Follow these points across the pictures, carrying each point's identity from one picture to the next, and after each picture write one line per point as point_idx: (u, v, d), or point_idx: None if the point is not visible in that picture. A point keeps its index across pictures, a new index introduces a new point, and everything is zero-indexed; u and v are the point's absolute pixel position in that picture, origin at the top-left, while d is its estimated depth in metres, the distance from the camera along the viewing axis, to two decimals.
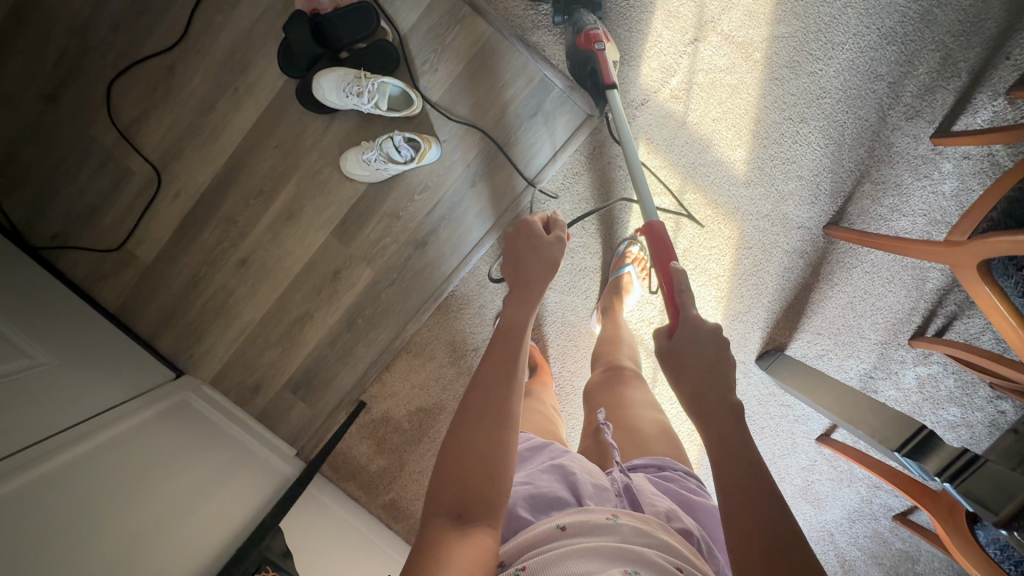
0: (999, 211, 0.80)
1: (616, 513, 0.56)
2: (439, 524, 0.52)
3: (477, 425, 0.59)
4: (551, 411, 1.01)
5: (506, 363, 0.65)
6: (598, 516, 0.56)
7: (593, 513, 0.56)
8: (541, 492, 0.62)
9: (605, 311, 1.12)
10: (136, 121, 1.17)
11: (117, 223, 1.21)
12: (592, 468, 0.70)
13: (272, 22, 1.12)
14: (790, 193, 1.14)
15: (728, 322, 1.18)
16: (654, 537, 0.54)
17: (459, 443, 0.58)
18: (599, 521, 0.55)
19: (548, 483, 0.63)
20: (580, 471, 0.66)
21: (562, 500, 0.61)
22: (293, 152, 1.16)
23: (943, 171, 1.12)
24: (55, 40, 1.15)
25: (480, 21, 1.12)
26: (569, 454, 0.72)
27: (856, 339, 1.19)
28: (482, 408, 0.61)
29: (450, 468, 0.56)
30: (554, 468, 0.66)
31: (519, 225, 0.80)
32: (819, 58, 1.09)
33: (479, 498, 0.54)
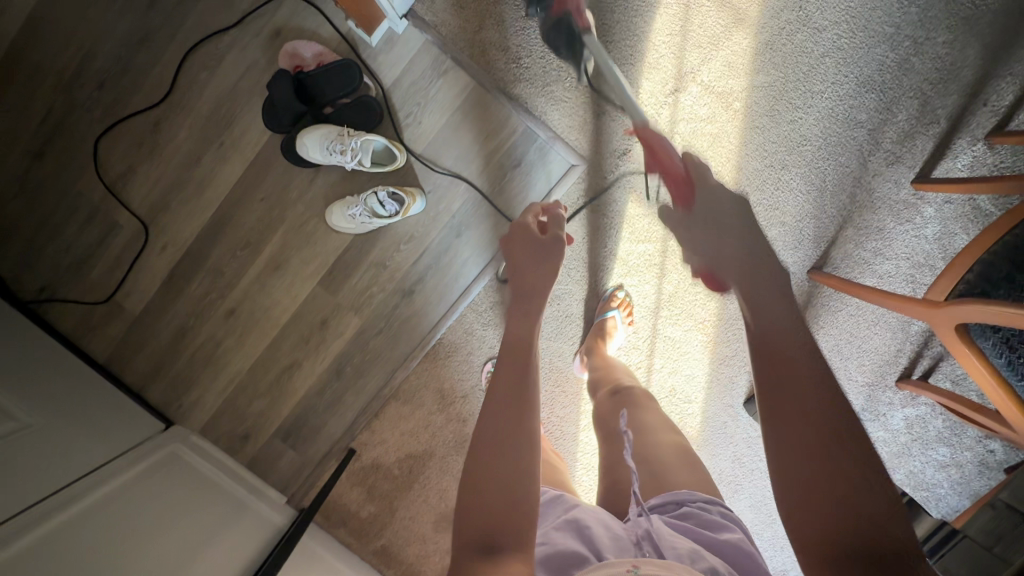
0: (975, 273, 0.81)
1: (638, 564, 0.50)
2: (470, 556, 0.52)
3: (499, 445, 0.60)
4: (552, 455, 1.03)
5: (515, 384, 0.66)
6: (617, 570, 0.49)
7: (612, 567, 0.50)
8: (557, 551, 0.59)
9: (589, 352, 1.12)
10: (122, 176, 1.17)
11: (105, 276, 1.21)
12: (609, 519, 0.67)
13: (256, 79, 1.13)
14: (774, 238, 1.14)
15: (715, 366, 1.20)
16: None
17: (480, 467, 0.59)
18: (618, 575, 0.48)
19: (562, 542, 0.61)
20: (596, 524, 0.63)
21: (576, 557, 0.58)
22: (279, 205, 1.17)
23: (925, 215, 1.12)
24: (42, 98, 1.16)
25: (462, 74, 1.12)
26: (583, 506, 0.69)
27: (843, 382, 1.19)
28: (500, 430, 0.61)
29: (472, 497, 0.57)
30: (567, 524, 0.65)
31: (513, 229, 0.87)
32: (798, 106, 1.10)
33: (506, 524, 0.54)
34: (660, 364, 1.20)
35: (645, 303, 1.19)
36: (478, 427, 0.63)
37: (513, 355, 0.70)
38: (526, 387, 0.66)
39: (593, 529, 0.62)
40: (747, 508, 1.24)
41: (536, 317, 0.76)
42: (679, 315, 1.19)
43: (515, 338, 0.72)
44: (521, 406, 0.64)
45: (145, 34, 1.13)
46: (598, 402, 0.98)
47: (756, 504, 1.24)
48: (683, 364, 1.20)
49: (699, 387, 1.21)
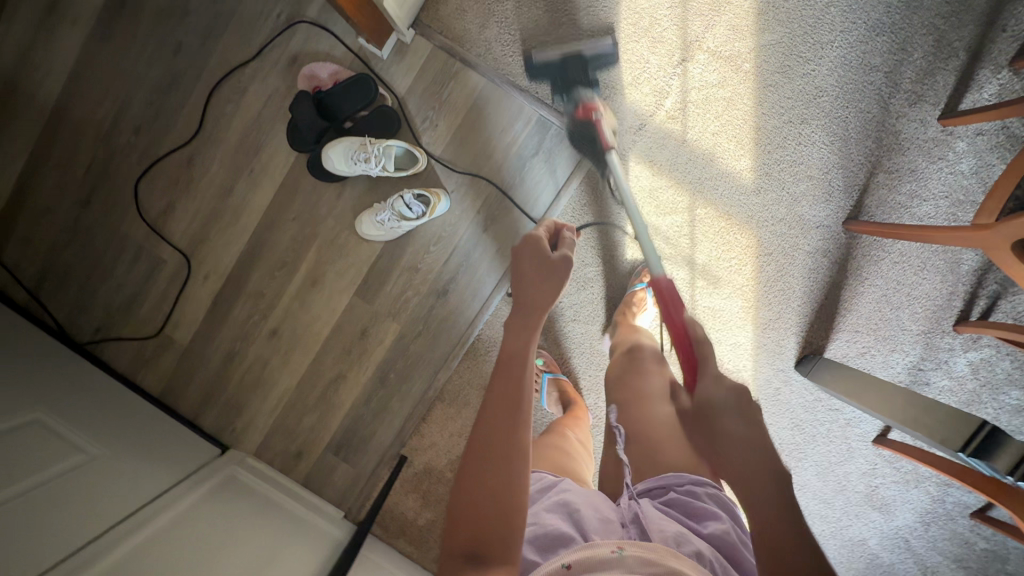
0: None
1: (622, 545, 0.54)
2: (456, 566, 0.53)
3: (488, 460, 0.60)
4: (575, 443, 0.98)
5: (508, 400, 0.65)
6: (601, 551, 0.53)
7: (597, 548, 0.54)
8: (546, 531, 0.62)
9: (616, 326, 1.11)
10: (163, 213, 1.24)
11: (153, 310, 1.26)
12: (600, 505, 0.69)
13: (279, 104, 1.19)
14: (803, 195, 1.13)
15: (760, 331, 1.16)
16: (663, 565, 0.52)
17: (470, 484, 0.58)
18: (604, 555, 0.53)
19: (552, 522, 0.63)
20: (585, 508, 0.66)
21: (565, 536, 0.61)
22: (310, 222, 1.21)
23: (957, 150, 1.10)
24: (84, 150, 1.24)
25: (471, 74, 1.15)
26: (574, 490, 0.72)
27: (897, 333, 1.15)
28: (490, 444, 0.61)
29: (462, 514, 0.56)
30: (558, 506, 0.67)
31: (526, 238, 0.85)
32: (810, 60, 1.10)
33: (493, 537, 0.55)
34: None
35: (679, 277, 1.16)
36: (469, 441, 0.62)
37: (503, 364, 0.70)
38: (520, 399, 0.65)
39: (583, 512, 0.65)
40: (814, 477, 1.20)
41: (534, 329, 0.75)
42: (714, 284, 1.16)
43: (514, 342, 0.73)
44: (513, 421, 0.63)
45: (173, 77, 1.20)
46: (613, 361, 0.98)
47: (822, 471, 1.19)
48: (727, 333, 1.16)
49: (748, 354, 1.17)
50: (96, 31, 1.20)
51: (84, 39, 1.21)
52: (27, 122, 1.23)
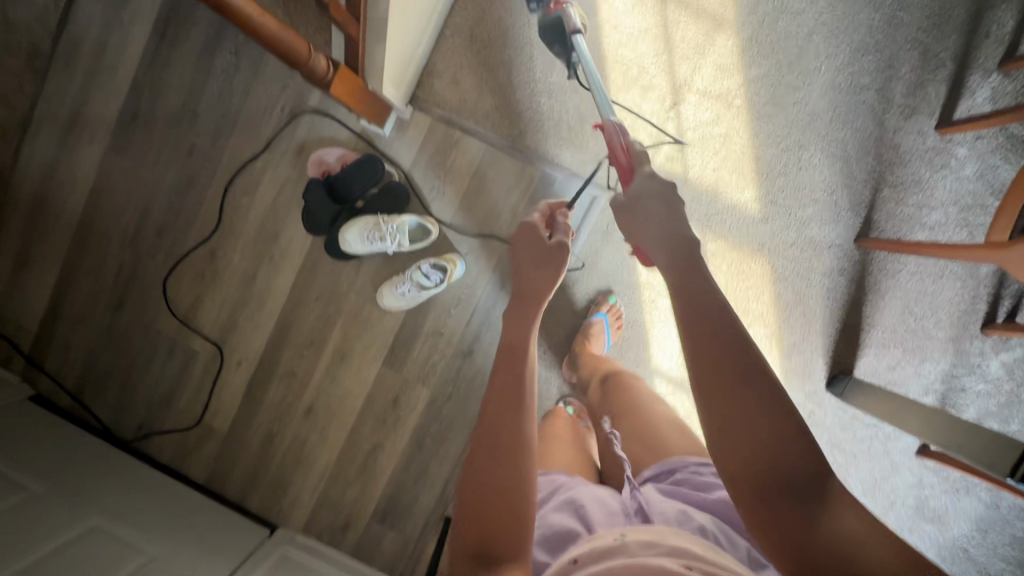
0: None
1: (625, 533, 0.56)
2: (464, 565, 0.53)
3: (496, 458, 0.59)
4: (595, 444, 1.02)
5: (512, 391, 0.65)
6: (607, 540, 0.55)
7: (602, 539, 0.55)
8: (554, 531, 0.63)
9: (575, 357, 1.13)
10: (192, 307, 1.28)
11: (192, 402, 1.30)
12: (605, 496, 0.71)
13: (291, 191, 1.24)
14: (811, 218, 1.14)
15: (787, 356, 1.16)
16: (664, 544, 0.52)
17: (475, 479, 0.58)
18: (608, 543, 0.54)
19: (557, 521, 0.65)
20: (589, 499, 0.68)
21: (571, 533, 0.63)
22: (333, 300, 1.25)
23: (959, 156, 1.11)
24: (113, 256, 1.29)
25: (472, 140, 1.19)
26: (579, 485, 0.73)
27: (926, 342, 1.14)
28: (498, 443, 0.60)
29: (471, 506, 0.56)
30: (564, 505, 0.68)
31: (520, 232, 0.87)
32: (800, 88, 1.12)
33: (500, 532, 0.54)
34: None
35: None
36: (477, 440, 0.61)
37: (507, 365, 0.68)
38: (522, 393, 0.65)
39: (587, 505, 0.67)
40: (862, 496, 1.18)
41: (534, 320, 0.75)
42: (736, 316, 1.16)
43: (515, 335, 0.73)
44: (517, 411, 0.63)
45: (189, 178, 1.26)
46: (593, 391, 1.02)
47: (870, 489, 1.18)
48: None
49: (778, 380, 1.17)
50: (113, 145, 1.27)
51: (103, 153, 1.27)
52: (58, 237, 1.30)
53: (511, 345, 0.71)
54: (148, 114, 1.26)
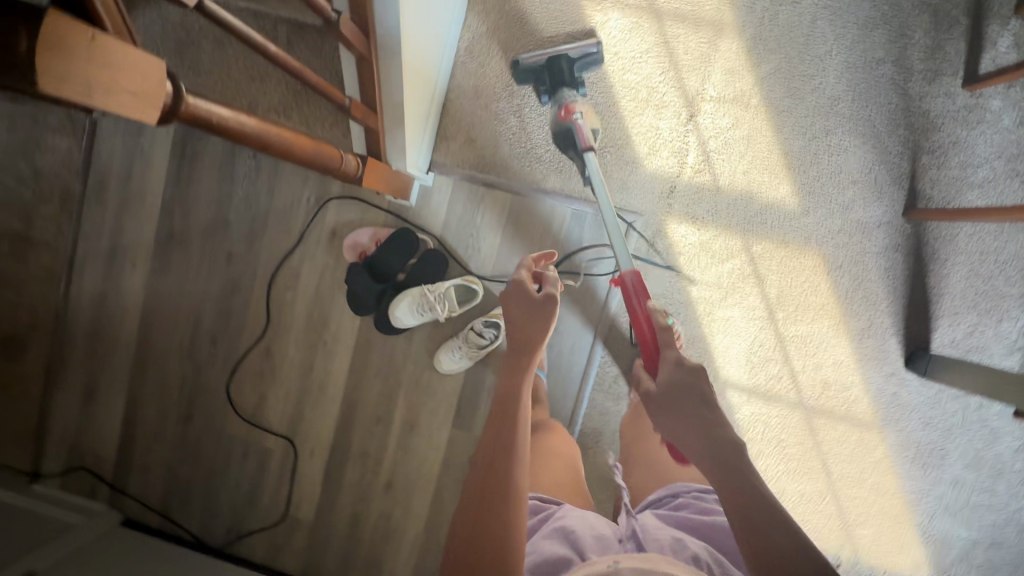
0: None
1: (618, 559, 0.59)
2: None
3: (490, 482, 0.63)
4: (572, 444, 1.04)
5: (502, 435, 0.68)
6: (600, 566, 0.58)
7: (595, 566, 0.58)
8: (545, 557, 0.65)
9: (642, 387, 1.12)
10: (257, 406, 1.31)
11: (274, 497, 1.32)
12: (596, 523, 0.75)
13: (332, 276, 1.26)
14: (853, 200, 1.12)
15: (857, 343, 1.14)
16: (657, 567, 0.57)
17: (465, 521, 0.61)
18: (600, 567, 0.57)
19: (549, 547, 0.67)
20: (583, 527, 0.71)
21: (565, 559, 0.65)
22: (392, 374, 1.26)
23: (994, 109, 1.07)
24: (174, 372, 1.33)
25: (497, 193, 1.20)
26: (571, 512, 0.76)
27: (1000, 302, 1.11)
28: (489, 478, 0.64)
29: (460, 549, 0.59)
30: (555, 532, 0.70)
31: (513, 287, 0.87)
32: (814, 75, 1.10)
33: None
34: (801, 365, 1.15)
35: (756, 317, 1.15)
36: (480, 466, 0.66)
37: (502, 410, 0.71)
38: (513, 437, 0.68)
39: (579, 532, 0.70)
40: (966, 470, 1.14)
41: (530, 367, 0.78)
42: (796, 314, 1.15)
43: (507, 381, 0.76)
44: (508, 455, 0.66)
45: (232, 284, 1.29)
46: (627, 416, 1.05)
47: (972, 460, 1.14)
48: (824, 355, 1.15)
49: (853, 368, 1.14)
50: (155, 266, 1.31)
51: (147, 276, 1.32)
52: (118, 364, 1.34)
53: (505, 391, 0.74)
54: (182, 230, 1.30)
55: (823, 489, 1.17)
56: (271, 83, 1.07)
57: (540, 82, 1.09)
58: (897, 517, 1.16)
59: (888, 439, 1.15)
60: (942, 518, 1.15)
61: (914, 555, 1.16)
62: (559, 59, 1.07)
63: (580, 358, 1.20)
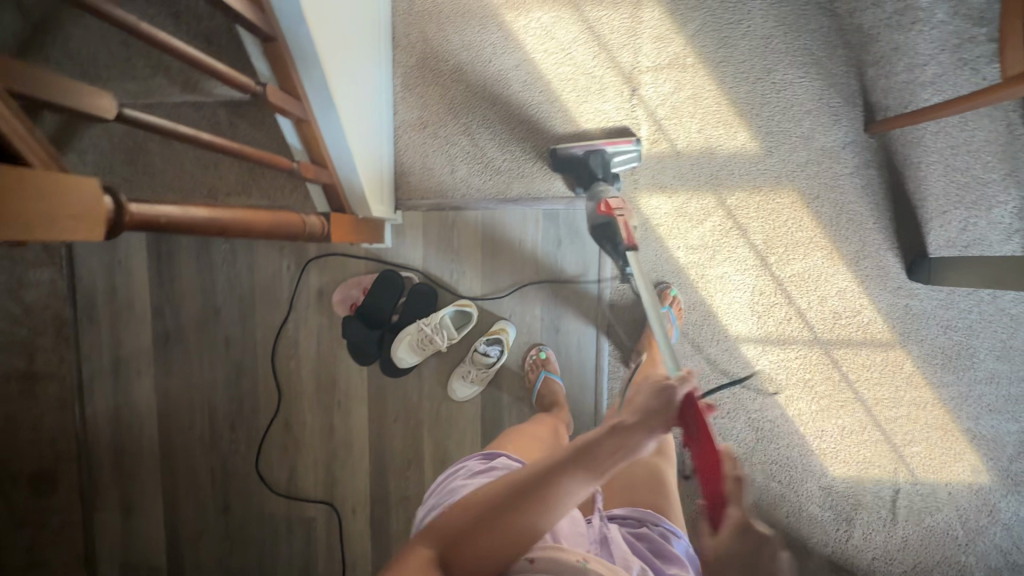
0: None
1: (588, 558, 0.56)
2: (426, 556, 0.54)
3: (508, 508, 0.56)
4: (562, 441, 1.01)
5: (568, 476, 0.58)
6: (568, 556, 0.56)
7: (564, 554, 0.56)
8: None
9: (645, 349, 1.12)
10: (290, 479, 1.31)
11: (328, 564, 1.31)
12: (574, 513, 0.73)
13: (329, 335, 1.27)
14: (813, 129, 1.11)
15: (855, 266, 1.13)
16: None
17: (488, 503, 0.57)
18: (570, 563, 0.55)
19: None
20: (560, 510, 0.69)
21: None
22: (411, 414, 1.26)
23: (925, 5, 1.07)
24: (203, 466, 1.34)
25: (467, 213, 1.21)
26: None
27: (984, 190, 1.09)
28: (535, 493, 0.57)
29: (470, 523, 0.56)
30: None
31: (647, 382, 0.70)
32: (741, 20, 1.11)
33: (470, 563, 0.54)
34: (806, 302, 1.14)
35: (749, 267, 1.15)
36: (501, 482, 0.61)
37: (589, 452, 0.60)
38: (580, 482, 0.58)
39: (556, 513, 0.68)
40: (998, 363, 1.11)
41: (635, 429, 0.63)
42: (787, 254, 1.14)
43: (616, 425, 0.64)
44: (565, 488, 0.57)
45: (237, 366, 1.31)
46: None
47: (1001, 352, 1.11)
48: (827, 287, 1.14)
49: (858, 293, 1.13)
50: (160, 368, 1.33)
51: (155, 380, 1.33)
52: (148, 473, 1.35)
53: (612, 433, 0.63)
54: (177, 327, 1.32)
55: (862, 419, 1.15)
56: (224, 167, 1.10)
57: (575, 173, 1.12)
58: (944, 427, 1.14)
59: (913, 353, 1.13)
60: (989, 418, 1.13)
61: (971, 461, 1.14)
62: (595, 156, 1.09)
63: (589, 351, 1.20)
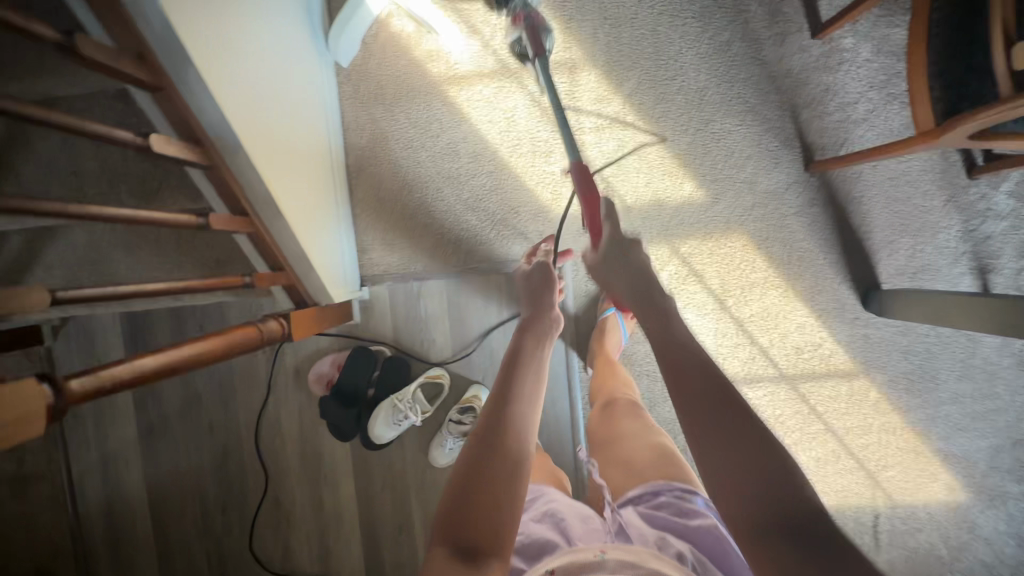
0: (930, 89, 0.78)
1: (604, 549, 0.61)
2: (451, 546, 0.59)
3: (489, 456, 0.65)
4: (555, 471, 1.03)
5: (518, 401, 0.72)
6: (585, 556, 0.61)
7: (581, 555, 0.61)
8: (532, 541, 0.70)
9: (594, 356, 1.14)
10: (285, 556, 1.33)
11: None
12: (588, 515, 0.78)
13: (310, 412, 1.29)
14: (755, 173, 1.14)
15: (812, 301, 1.15)
16: (640, 566, 0.58)
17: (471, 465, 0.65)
18: (586, 560, 0.59)
19: (538, 531, 0.72)
20: (571, 516, 0.75)
21: (551, 543, 0.69)
22: (397, 482, 1.28)
23: (849, 46, 1.10)
24: (198, 551, 1.35)
25: (431, 282, 1.23)
26: (561, 500, 0.80)
27: (926, 217, 1.11)
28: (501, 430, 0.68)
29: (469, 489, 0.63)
30: (545, 518, 0.75)
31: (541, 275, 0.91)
32: (674, 75, 1.14)
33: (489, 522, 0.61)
34: (769, 340, 1.17)
35: (709, 311, 1.17)
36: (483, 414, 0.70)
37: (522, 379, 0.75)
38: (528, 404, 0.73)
39: (567, 519, 0.74)
40: (960, 382, 1.14)
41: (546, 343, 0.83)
42: (744, 295, 1.16)
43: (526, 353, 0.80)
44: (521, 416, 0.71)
45: (222, 450, 1.33)
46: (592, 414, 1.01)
47: (962, 371, 1.14)
48: (786, 324, 1.16)
49: (817, 327, 1.16)
50: (147, 459, 1.35)
51: (144, 470, 1.35)
52: (145, 563, 1.37)
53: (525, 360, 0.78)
54: (161, 418, 1.34)
55: (835, 448, 1.18)
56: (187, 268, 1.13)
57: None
58: (916, 449, 1.16)
59: (877, 381, 1.15)
60: (959, 436, 1.15)
61: (946, 480, 1.16)
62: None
63: (564, 405, 1.23)
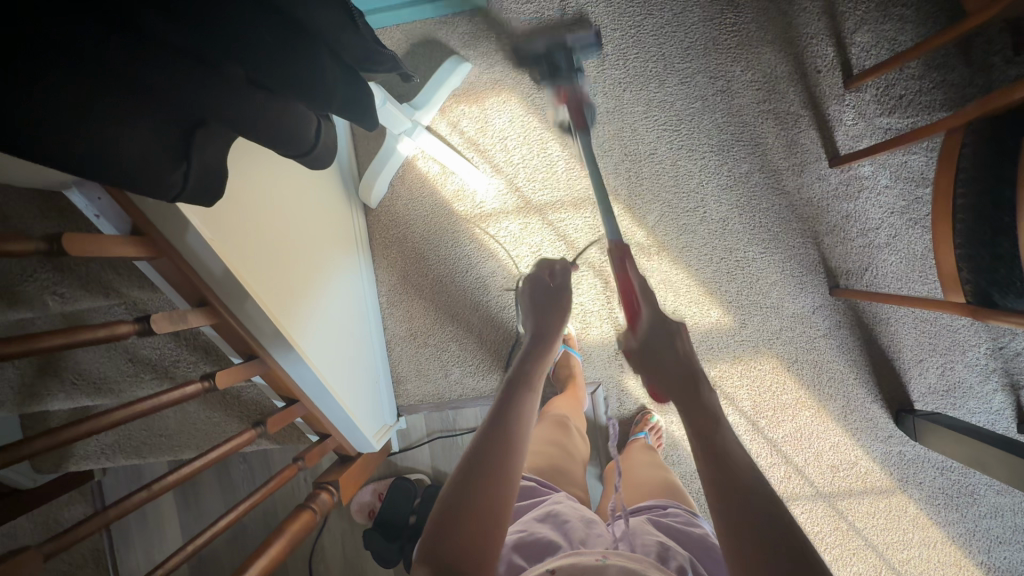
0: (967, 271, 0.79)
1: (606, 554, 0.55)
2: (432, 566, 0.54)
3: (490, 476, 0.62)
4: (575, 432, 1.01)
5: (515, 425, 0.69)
6: (588, 560, 0.54)
7: (582, 559, 0.55)
8: (531, 539, 0.64)
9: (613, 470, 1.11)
10: None
11: None
12: (592, 519, 0.71)
13: (352, 538, 1.32)
14: (780, 299, 1.16)
15: (845, 421, 1.16)
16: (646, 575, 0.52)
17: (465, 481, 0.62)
18: (588, 564, 0.53)
19: (537, 532, 0.65)
20: (575, 518, 0.69)
21: (551, 544, 0.63)
22: None
23: (869, 173, 1.12)
24: None
25: (465, 410, 1.26)
26: (566, 503, 0.73)
27: (955, 337, 1.13)
28: (498, 454, 0.64)
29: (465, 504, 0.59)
30: (546, 518, 0.69)
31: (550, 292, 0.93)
32: (696, 207, 1.16)
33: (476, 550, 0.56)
34: (804, 459, 1.18)
35: (742, 433, 1.19)
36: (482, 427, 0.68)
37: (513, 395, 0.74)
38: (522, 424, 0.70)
39: (571, 521, 0.67)
40: (997, 496, 1.14)
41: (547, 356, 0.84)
42: (776, 418, 1.18)
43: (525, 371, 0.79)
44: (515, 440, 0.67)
45: None
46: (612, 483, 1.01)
47: (999, 487, 1.14)
48: (820, 443, 1.17)
49: (851, 446, 1.17)
50: None
51: None
52: None
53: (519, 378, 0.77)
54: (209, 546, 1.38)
55: (876, 564, 1.18)
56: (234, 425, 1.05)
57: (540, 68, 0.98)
58: (958, 564, 1.16)
59: (914, 497, 1.16)
60: (1001, 549, 1.15)
61: None
62: (557, 46, 0.98)
63: None
